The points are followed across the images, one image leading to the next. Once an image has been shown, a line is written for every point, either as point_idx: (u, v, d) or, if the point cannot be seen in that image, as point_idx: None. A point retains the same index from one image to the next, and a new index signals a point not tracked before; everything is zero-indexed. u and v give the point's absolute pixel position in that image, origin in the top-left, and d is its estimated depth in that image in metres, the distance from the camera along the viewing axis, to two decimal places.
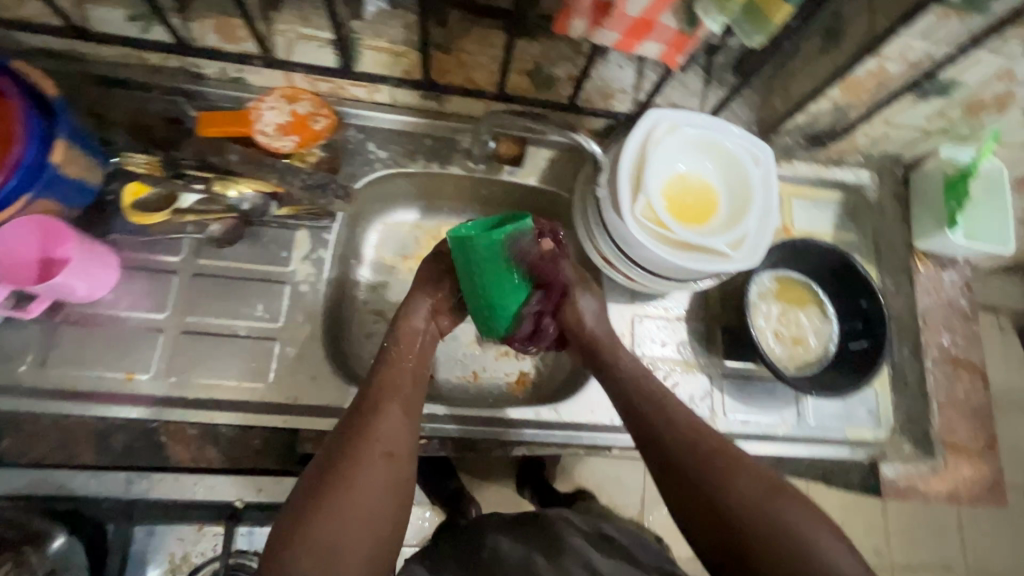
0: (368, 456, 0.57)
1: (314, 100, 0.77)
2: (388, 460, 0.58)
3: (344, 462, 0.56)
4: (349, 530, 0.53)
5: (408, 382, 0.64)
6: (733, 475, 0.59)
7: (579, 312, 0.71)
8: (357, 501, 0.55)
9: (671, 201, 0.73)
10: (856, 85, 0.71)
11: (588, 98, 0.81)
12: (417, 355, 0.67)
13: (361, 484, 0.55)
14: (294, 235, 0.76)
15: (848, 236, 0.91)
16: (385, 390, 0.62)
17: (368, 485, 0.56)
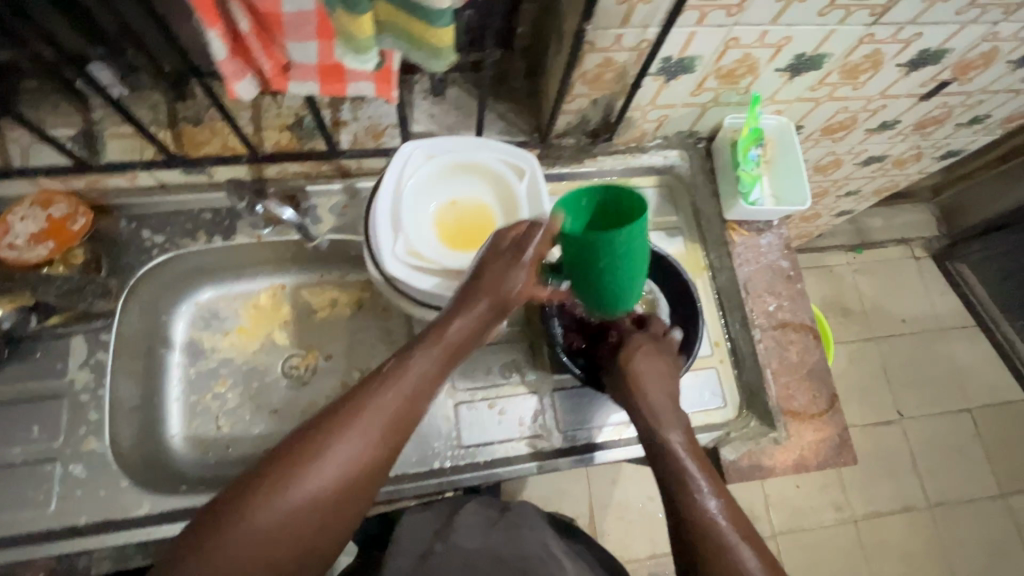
0: (341, 451, 0.52)
1: (71, 200, 0.74)
2: (349, 486, 0.52)
3: (298, 457, 0.51)
4: (274, 542, 0.49)
5: (443, 354, 0.57)
6: (718, 535, 0.57)
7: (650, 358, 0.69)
8: (298, 504, 0.50)
9: (441, 230, 0.71)
10: (597, 79, 0.70)
11: (358, 139, 0.80)
12: (444, 344, 0.57)
13: (321, 501, 0.51)
14: (69, 343, 0.73)
15: (669, 220, 0.90)
16: (396, 383, 0.55)
17: (329, 483, 0.51)
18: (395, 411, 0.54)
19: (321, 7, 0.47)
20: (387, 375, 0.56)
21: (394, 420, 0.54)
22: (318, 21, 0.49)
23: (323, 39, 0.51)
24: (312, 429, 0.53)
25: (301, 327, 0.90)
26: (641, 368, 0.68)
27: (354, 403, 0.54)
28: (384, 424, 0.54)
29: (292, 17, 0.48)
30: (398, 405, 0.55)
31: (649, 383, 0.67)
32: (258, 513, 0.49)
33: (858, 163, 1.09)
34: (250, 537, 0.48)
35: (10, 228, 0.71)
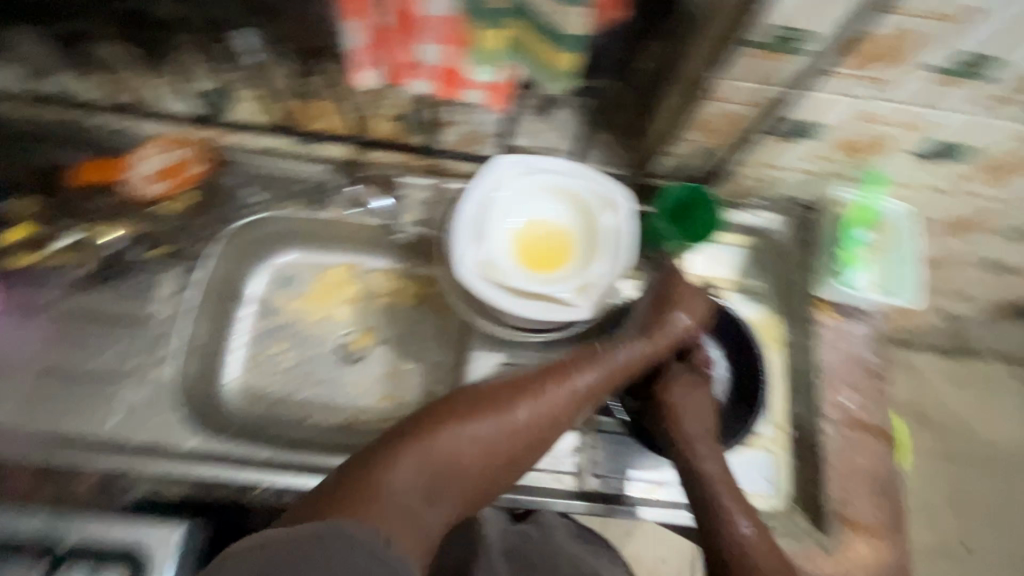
0: (489, 431, 0.58)
1: (194, 146, 0.81)
2: (482, 459, 0.57)
3: (459, 413, 0.58)
4: (428, 479, 0.54)
5: (591, 396, 0.64)
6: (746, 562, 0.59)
7: (688, 386, 0.71)
8: (457, 449, 0.56)
9: (518, 246, 0.71)
10: (710, 127, 0.68)
11: (457, 142, 0.81)
12: (597, 390, 0.65)
13: (467, 463, 0.56)
14: (161, 276, 0.79)
15: (752, 283, 0.86)
16: (558, 383, 0.63)
17: (479, 448, 0.57)
18: (548, 414, 0.61)
19: (453, 13, 0.53)
20: (545, 384, 0.63)
21: (548, 412, 0.61)
22: (450, 28, 0.55)
23: (451, 43, 0.56)
24: (481, 395, 0.60)
25: (363, 308, 0.92)
26: (682, 411, 0.70)
27: (518, 386, 0.62)
28: (534, 419, 0.61)
29: (429, 20, 0.54)
30: (547, 404, 0.61)
31: (686, 412, 0.70)
32: (399, 461, 0.54)
33: (979, 266, 0.98)
34: (410, 468, 0.53)
35: (137, 162, 0.80)
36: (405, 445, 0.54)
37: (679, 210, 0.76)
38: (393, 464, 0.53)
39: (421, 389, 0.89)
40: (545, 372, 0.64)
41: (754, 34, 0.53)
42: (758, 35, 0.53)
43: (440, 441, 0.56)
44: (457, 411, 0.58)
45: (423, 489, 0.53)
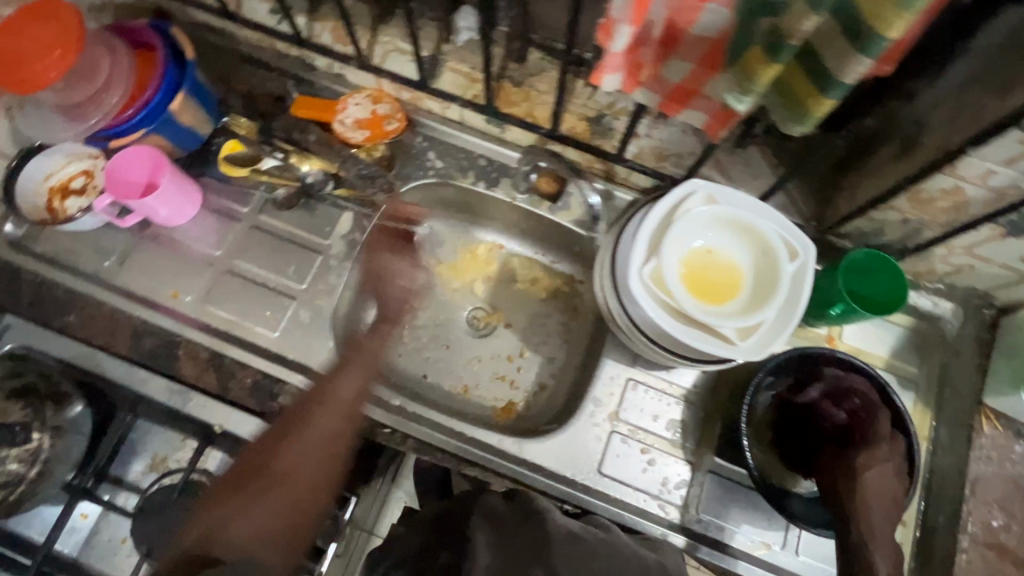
0: (286, 463, 0.69)
1: (394, 105, 0.86)
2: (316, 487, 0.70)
3: (258, 462, 0.69)
4: (268, 513, 0.66)
5: (305, 425, 0.72)
6: None
7: (873, 457, 0.68)
8: (265, 514, 0.65)
9: (688, 271, 0.70)
10: (928, 201, 0.64)
11: (640, 154, 0.82)
12: (319, 418, 0.72)
13: (303, 476, 0.69)
14: (340, 214, 0.85)
15: (907, 369, 0.80)
16: (304, 428, 0.72)
17: (308, 478, 0.70)
18: (325, 446, 0.72)
19: (720, 38, 0.50)
20: (296, 433, 0.71)
21: (324, 449, 0.72)
22: (708, 50, 0.52)
23: (701, 66, 0.54)
24: (245, 472, 0.69)
25: (499, 289, 0.96)
26: (868, 477, 0.67)
27: (290, 431, 0.71)
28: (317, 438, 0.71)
29: (690, 41, 0.52)
30: (319, 435, 0.71)
31: (868, 480, 0.67)
32: (228, 530, 0.63)
33: None
34: (236, 523, 0.64)
35: (344, 109, 0.85)
36: (230, 497, 0.66)
37: (858, 274, 0.73)
38: (233, 512, 0.65)
39: (535, 378, 0.91)
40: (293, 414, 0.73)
41: None
42: None
43: (258, 506, 0.66)
44: (247, 492, 0.66)
45: (248, 538, 0.63)
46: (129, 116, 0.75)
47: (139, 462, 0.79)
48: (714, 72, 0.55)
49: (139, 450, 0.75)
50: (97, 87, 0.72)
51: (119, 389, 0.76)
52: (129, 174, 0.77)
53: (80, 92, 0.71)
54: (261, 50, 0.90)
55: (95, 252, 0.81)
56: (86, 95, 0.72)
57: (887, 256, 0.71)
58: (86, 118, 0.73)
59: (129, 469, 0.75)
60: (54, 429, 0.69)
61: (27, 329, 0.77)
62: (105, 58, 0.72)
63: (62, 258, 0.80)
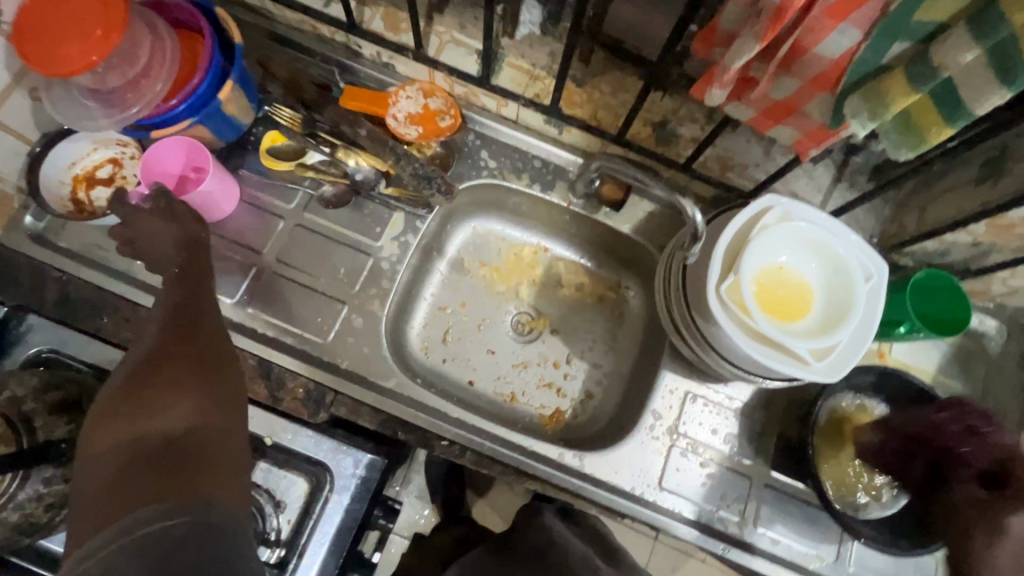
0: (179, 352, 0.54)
1: (447, 99, 0.82)
2: (219, 388, 0.53)
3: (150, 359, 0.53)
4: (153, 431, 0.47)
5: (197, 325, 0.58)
6: None
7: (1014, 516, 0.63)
8: (179, 413, 0.49)
9: (761, 288, 0.69)
10: (1007, 228, 0.64)
11: (706, 163, 0.80)
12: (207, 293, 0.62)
13: (184, 366, 0.53)
14: (391, 214, 0.81)
15: (952, 383, 0.81)
16: (183, 337, 0.56)
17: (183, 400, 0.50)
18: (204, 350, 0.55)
19: (844, 59, 0.48)
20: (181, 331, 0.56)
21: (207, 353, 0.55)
22: (827, 70, 0.49)
23: (812, 85, 0.52)
24: (132, 385, 0.51)
25: (546, 293, 0.92)
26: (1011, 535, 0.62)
27: (178, 335, 0.56)
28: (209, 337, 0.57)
29: (810, 60, 0.49)
30: (214, 325, 0.59)
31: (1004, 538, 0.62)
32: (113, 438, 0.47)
33: None
34: (117, 443, 0.47)
35: (396, 101, 0.80)
36: (115, 417, 0.49)
37: (924, 295, 0.74)
38: (107, 432, 0.48)
39: (582, 386, 0.88)
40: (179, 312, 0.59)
41: None
42: None
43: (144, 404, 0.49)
44: (151, 396, 0.50)
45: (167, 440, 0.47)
46: (173, 105, 0.69)
47: None
48: (824, 92, 0.52)
49: None
50: (137, 71, 0.66)
51: None
52: (169, 168, 0.74)
53: (118, 74, 0.65)
54: (301, 33, 0.83)
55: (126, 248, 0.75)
56: (123, 79, 0.65)
57: (952, 277, 0.72)
58: (125, 106, 0.66)
59: None
60: None
61: (58, 332, 0.72)
62: (145, 39, 0.66)
63: (92, 255, 0.74)
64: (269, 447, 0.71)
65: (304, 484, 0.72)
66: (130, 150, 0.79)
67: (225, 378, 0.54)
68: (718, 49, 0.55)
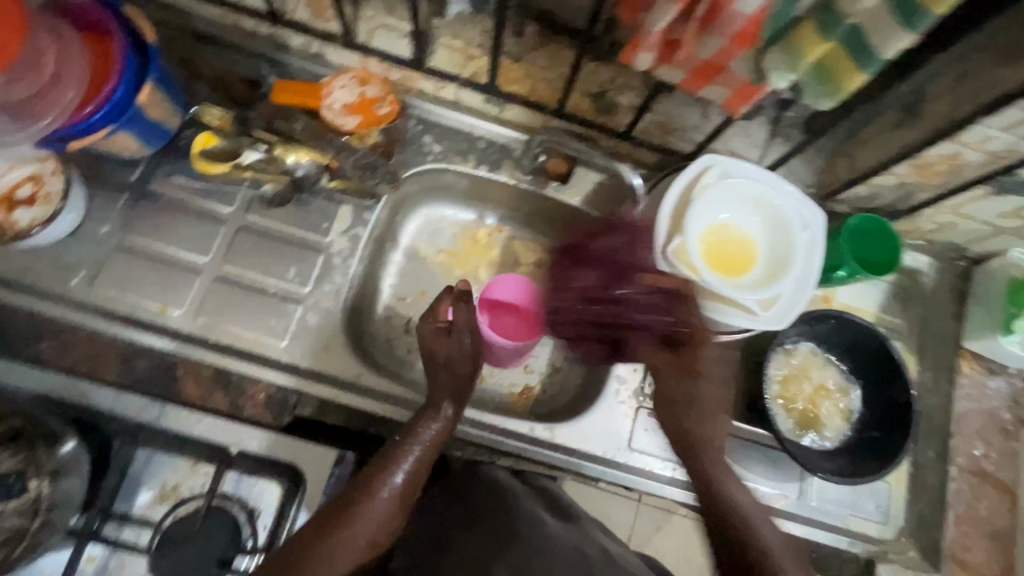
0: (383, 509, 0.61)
1: (383, 86, 0.79)
2: (373, 548, 0.60)
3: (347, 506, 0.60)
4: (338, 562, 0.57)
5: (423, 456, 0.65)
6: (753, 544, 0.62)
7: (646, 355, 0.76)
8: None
9: (709, 246, 0.71)
10: (927, 167, 0.68)
11: (646, 129, 0.81)
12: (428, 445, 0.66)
13: (377, 518, 0.60)
14: (338, 208, 0.80)
15: (893, 321, 0.85)
16: (363, 507, 0.60)
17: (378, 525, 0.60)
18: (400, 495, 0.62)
19: (760, 13, 0.48)
20: (389, 467, 0.63)
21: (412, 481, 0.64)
22: (745, 25, 0.50)
23: (734, 42, 0.52)
24: (293, 557, 0.56)
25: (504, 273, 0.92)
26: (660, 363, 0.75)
27: (354, 506, 0.60)
28: (382, 514, 0.61)
29: (727, 17, 0.49)
30: (393, 492, 0.62)
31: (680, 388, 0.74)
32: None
33: None
34: None
35: (331, 92, 0.77)
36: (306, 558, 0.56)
37: (859, 237, 0.77)
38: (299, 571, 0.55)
39: (548, 361, 0.89)
40: (365, 481, 0.62)
41: None
42: None
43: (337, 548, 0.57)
44: (328, 551, 0.57)
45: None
46: (89, 113, 0.66)
47: (144, 493, 0.71)
48: (747, 48, 0.52)
49: (140, 479, 0.71)
50: (45, 80, 0.63)
51: (111, 420, 0.69)
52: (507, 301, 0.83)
53: (24, 85, 0.62)
54: (222, 28, 0.79)
55: (59, 269, 0.72)
56: (32, 89, 0.63)
57: (881, 219, 0.76)
58: (35, 118, 0.64)
59: (126, 504, 0.70)
60: (53, 474, 0.63)
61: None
62: (51, 46, 0.63)
63: (24, 282, 0.71)
64: (234, 456, 0.70)
65: (276, 489, 0.72)
66: (50, 166, 0.72)
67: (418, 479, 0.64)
68: (643, 13, 0.55)
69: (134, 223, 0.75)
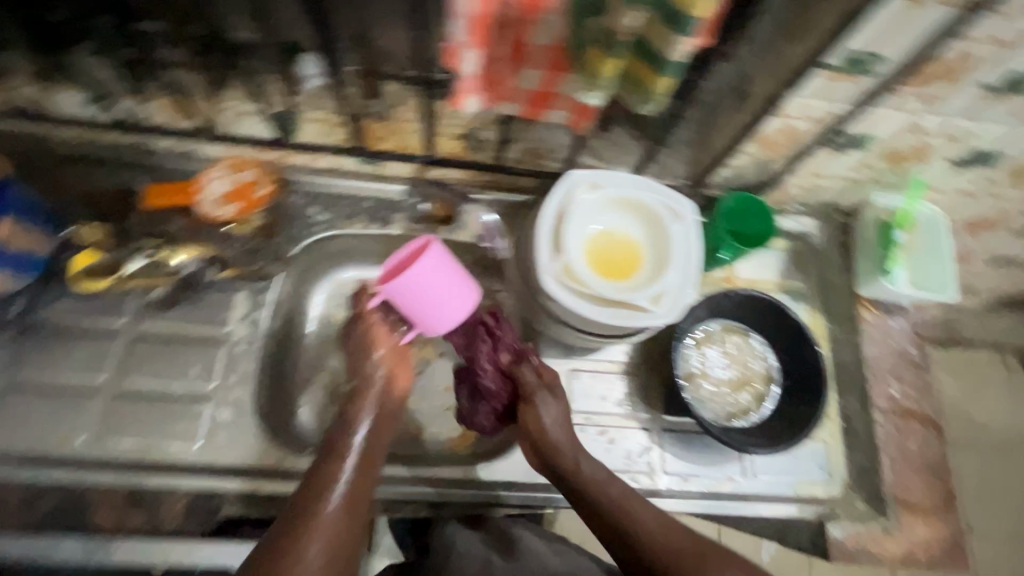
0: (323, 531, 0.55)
1: (259, 169, 0.81)
2: None
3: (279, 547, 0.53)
4: None
5: (357, 480, 0.61)
6: None
7: (537, 416, 0.68)
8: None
9: (591, 257, 0.74)
10: (770, 142, 0.73)
11: (518, 158, 0.84)
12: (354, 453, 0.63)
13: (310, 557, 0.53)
14: (233, 297, 0.79)
15: (794, 284, 0.90)
16: (315, 509, 0.57)
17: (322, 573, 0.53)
18: (334, 528, 0.56)
19: (561, 42, 0.53)
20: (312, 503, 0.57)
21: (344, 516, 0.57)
22: (552, 55, 0.54)
23: (550, 70, 0.56)
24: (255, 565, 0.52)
25: None
26: (547, 421, 0.68)
27: (326, 475, 0.60)
28: (335, 515, 0.57)
29: (533, 51, 0.53)
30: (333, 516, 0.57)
31: (546, 419, 0.68)
32: None
33: (986, 263, 1.07)
34: None
35: (206, 185, 0.78)
36: None
37: (733, 215, 0.82)
38: None
39: None
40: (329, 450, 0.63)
41: (831, 60, 0.58)
42: (834, 60, 0.58)
43: None
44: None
45: None
46: None
47: None
48: (564, 73, 0.57)
49: None
50: None
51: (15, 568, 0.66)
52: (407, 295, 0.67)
53: None
54: (85, 145, 0.80)
55: None
56: None
57: (750, 196, 0.80)
58: None
59: None
60: None
61: None
62: None
63: None
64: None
65: None
66: None
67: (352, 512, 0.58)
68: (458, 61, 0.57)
69: (19, 357, 0.73)
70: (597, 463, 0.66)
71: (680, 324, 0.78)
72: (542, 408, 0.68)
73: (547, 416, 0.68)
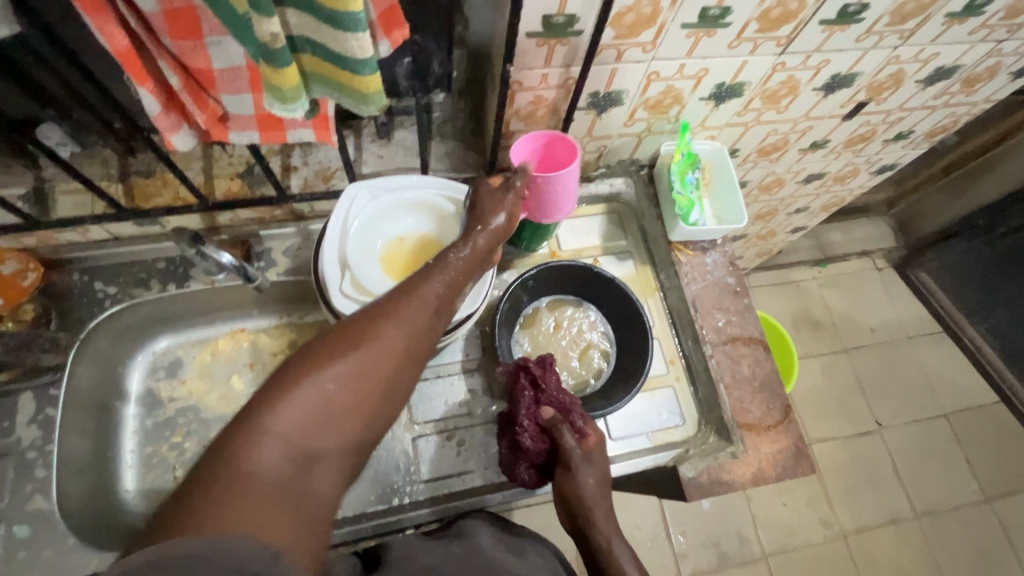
0: (323, 392, 0.46)
1: (21, 257, 0.75)
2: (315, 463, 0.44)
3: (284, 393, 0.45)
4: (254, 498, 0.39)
5: (416, 323, 0.53)
6: None
7: (572, 480, 0.67)
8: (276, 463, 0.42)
9: (387, 265, 0.72)
10: (530, 115, 0.75)
11: (307, 183, 0.82)
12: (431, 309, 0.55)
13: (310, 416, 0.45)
14: (16, 400, 0.74)
15: (618, 244, 0.92)
16: (369, 345, 0.49)
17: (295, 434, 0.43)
18: (355, 379, 0.47)
19: (250, 61, 0.50)
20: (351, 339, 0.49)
21: (368, 371, 0.48)
22: (249, 75, 0.51)
23: (257, 91, 0.53)
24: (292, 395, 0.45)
25: (259, 374, 0.85)
26: (582, 482, 0.67)
27: (362, 321, 0.51)
28: (339, 376, 0.47)
29: (224, 73, 0.50)
30: (385, 352, 0.50)
31: (581, 473, 0.67)
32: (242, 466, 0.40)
33: (801, 181, 1.14)
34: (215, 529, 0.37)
35: None
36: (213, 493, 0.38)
37: None
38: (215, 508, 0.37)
39: None
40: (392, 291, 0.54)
41: (531, 27, 0.59)
42: (533, 27, 0.59)
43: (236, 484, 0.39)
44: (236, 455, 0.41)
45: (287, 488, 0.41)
46: None
47: None
48: None
49: None
50: None
51: None
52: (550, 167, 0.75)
53: None
54: None
55: None
56: None
57: None
58: None
59: None
60: None
61: None
62: None
63: None
64: None
65: None
66: None
67: (375, 375, 0.49)
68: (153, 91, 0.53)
69: None
70: (598, 494, 0.67)
71: (500, 308, 0.78)
72: (580, 475, 0.67)
73: (580, 482, 0.67)
